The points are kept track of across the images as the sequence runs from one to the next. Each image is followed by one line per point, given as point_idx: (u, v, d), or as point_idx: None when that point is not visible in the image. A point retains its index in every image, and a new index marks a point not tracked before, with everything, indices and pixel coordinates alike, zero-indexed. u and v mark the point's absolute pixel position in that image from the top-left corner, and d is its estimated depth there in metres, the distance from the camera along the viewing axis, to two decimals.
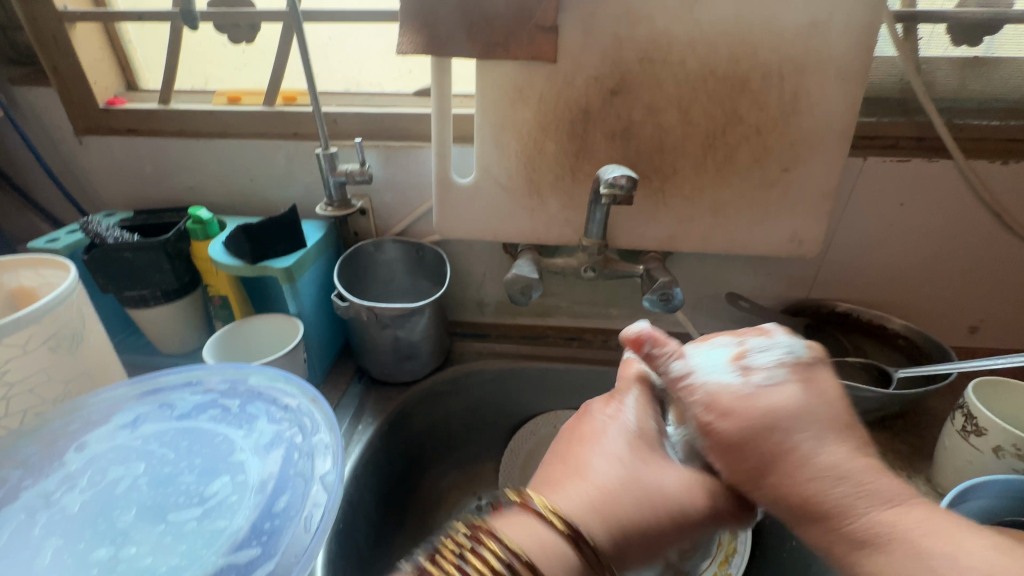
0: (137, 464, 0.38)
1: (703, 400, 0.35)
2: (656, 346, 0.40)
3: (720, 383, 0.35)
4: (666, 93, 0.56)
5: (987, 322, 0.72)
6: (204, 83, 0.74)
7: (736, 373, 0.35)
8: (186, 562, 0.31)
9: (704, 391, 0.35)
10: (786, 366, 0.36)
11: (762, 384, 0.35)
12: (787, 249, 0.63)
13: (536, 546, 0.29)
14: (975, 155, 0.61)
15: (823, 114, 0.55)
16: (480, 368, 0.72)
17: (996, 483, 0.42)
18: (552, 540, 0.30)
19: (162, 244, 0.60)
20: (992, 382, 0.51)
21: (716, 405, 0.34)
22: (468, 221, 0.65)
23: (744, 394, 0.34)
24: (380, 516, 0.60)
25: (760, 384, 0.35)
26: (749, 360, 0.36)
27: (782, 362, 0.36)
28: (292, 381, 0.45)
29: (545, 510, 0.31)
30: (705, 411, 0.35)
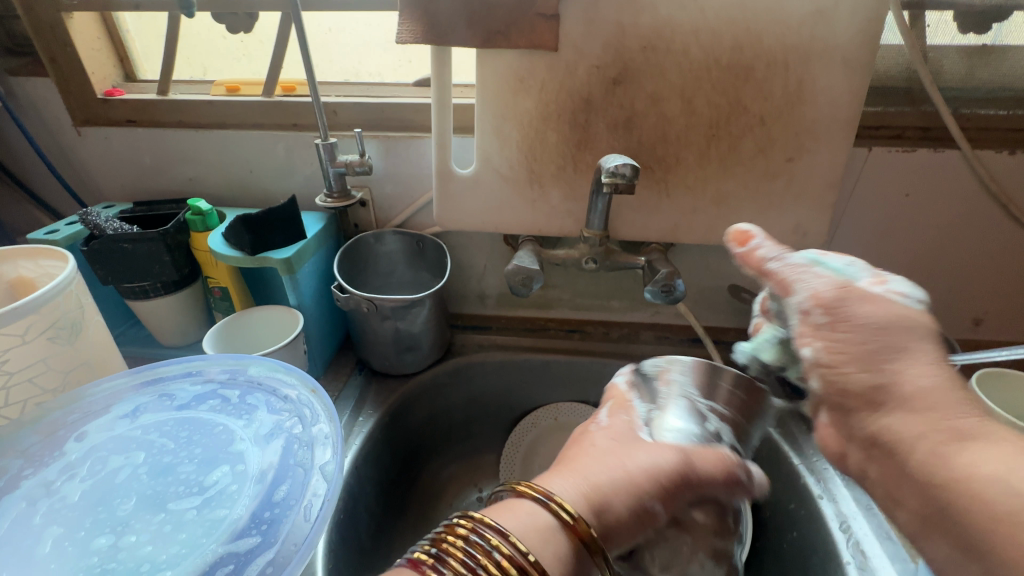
0: (137, 454, 0.38)
1: (839, 288, 0.34)
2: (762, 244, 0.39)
3: (849, 280, 0.34)
4: (670, 82, 0.55)
5: (991, 315, 0.72)
6: (202, 73, 0.73)
7: (870, 277, 0.35)
8: (185, 551, 0.31)
9: (814, 285, 0.34)
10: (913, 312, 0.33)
11: (899, 296, 0.33)
12: (791, 241, 0.63)
13: (527, 529, 0.31)
14: (982, 146, 0.60)
15: (828, 104, 0.55)
16: (481, 361, 0.71)
17: None
18: (543, 524, 0.32)
19: (162, 235, 0.59)
20: (996, 374, 0.51)
21: (830, 303, 0.33)
22: (469, 213, 0.64)
23: (886, 296, 0.33)
24: (381, 507, 0.60)
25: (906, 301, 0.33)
26: (891, 287, 0.34)
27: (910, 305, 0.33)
28: (292, 372, 0.45)
29: (539, 496, 0.33)
30: (835, 286, 0.34)
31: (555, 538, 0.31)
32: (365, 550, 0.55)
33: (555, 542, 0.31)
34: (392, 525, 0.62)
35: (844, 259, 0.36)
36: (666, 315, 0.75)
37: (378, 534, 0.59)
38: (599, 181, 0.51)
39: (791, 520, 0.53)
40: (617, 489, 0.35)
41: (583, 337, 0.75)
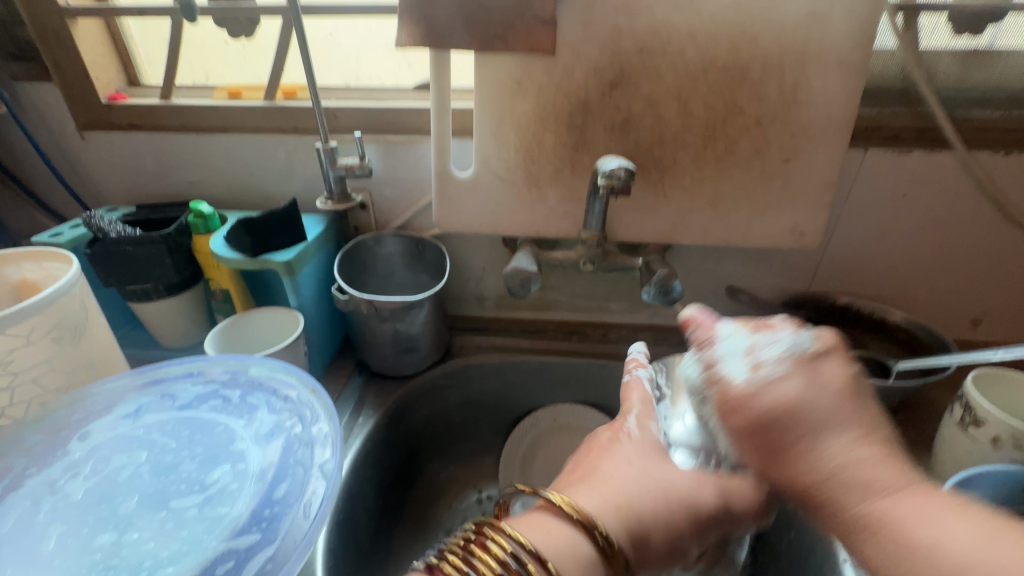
0: (139, 453, 0.38)
1: (751, 384, 0.33)
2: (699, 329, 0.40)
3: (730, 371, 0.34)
4: (665, 85, 0.56)
5: (989, 315, 0.72)
6: (204, 78, 0.74)
7: (750, 363, 0.34)
8: (186, 548, 0.32)
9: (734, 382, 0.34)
10: (790, 360, 0.33)
11: (768, 375, 0.33)
12: (788, 242, 0.63)
13: (548, 540, 0.31)
14: (978, 147, 0.60)
15: (822, 106, 0.55)
16: (480, 362, 0.72)
17: (994, 473, 0.43)
18: (564, 531, 0.32)
19: (164, 238, 0.60)
20: (991, 373, 0.51)
21: (727, 400, 0.33)
22: (468, 215, 0.65)
23: (748, 386, 0.33)
24: (380, 507, 0.61)
25: (769, 377, 0.33)
26: (759, 355, 0.34)
27: (787, 356, 0.33)
28: (292, 373, 0.45)
29: (562, 503, 0.33)
30: (740, 385, 0.33)
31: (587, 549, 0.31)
32: (364, 549, 0.56)
33: (583, 549, 0.31)
34: (391, 525, 0.63)
35: (746, 337, 0.36)
36: (664, 317, 0.76)
37: (378, 534, 0.59)
38: (596, 182, 0.52)
39: (788, 519, 0.53)
40: (641, 495, 0.35)
41: (581, 338, 0.75)
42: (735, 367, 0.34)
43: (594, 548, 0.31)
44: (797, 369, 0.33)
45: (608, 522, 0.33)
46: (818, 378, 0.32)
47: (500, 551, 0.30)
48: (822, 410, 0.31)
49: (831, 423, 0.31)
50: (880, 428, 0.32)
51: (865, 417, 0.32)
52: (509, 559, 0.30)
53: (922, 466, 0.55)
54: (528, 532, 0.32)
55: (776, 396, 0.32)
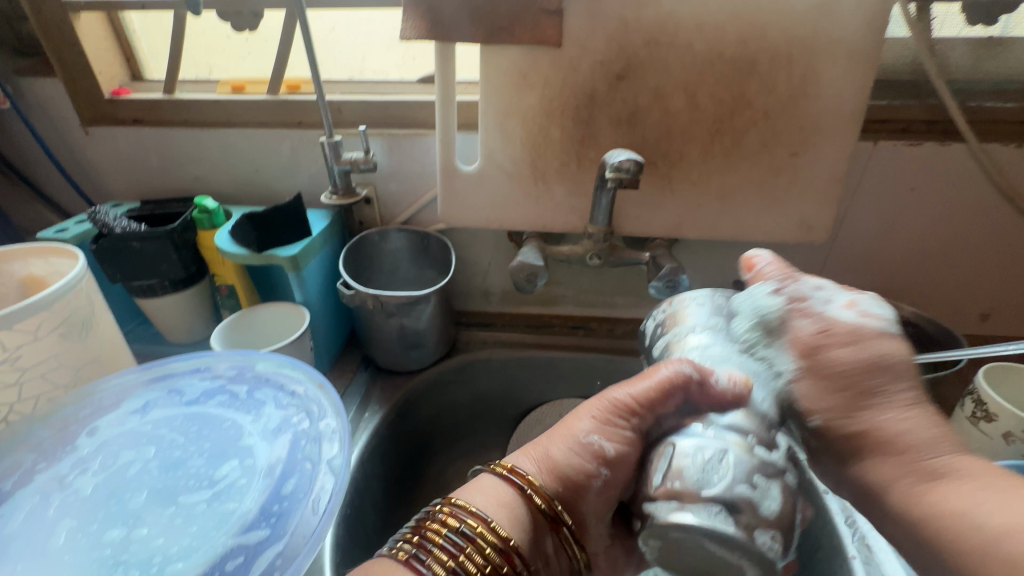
0: (147, 449, 0.38)
1: (818, 331, 0.35)
2: (764, 268, 0.40)
3: (830, 312, 0.35)
4: (673, 78, 0.55)
5: (999, 309, 0.72)
6: (207, 72, 0.73)
7: (795, 308, 0.36)
8: (196, 544, 0.32)
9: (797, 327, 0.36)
10: (854, 325, 0.34)
11: (868, 322, 0.34)
12: (796, 236, 0.62)
13: (491, 502, 0.34)
14: (990, 139, 0.60)
15: (832, 98, 0.55)
16: (486, 357, 0.72)
17: (1006, 469, 0.42)
18: (505, 493, 0.35)
19: (169, 233, 0.60)
20: (1004, 368, 0.50)
21: (798, 346, 0.35)
22: (473, 210, 0.64)
23: (856, 327, 0.34)
24: (387, 502, 0.61)
25: (829, 328, 0.35)
26: (820, 309, 0.35)
27: (847, 320, 0.34)
28: (299, 368, 0.45)
29: (503, 468, 0.36)
30: (813, 329, 0.35)
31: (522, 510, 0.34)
32: (372, 543, 0.56)
33: (515, 510, 0.34)
34: (398, 520, 0.63)
35: (768, 292, 0.38)
36: None
37: (385, 529, 0.60)
38: (603, 176, 0.51)
39: None
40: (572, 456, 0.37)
41: (587, 334, 0.75)
42: (840, 308, 0.35)
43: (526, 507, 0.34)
44: (855, 334, 0.34)
45: (540, 479, 0.35)
46: (865, 347, 0.34)
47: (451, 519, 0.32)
48: (881, 373, 0.33)
49: (873, 398, 0.33)
50: (908, 398, 0.33)
51: (893, 393, 0.33)
52: (457, 526, 0.31)
53: None
54: (474, 498, 0.34)
55: (843, 352, 0.34)
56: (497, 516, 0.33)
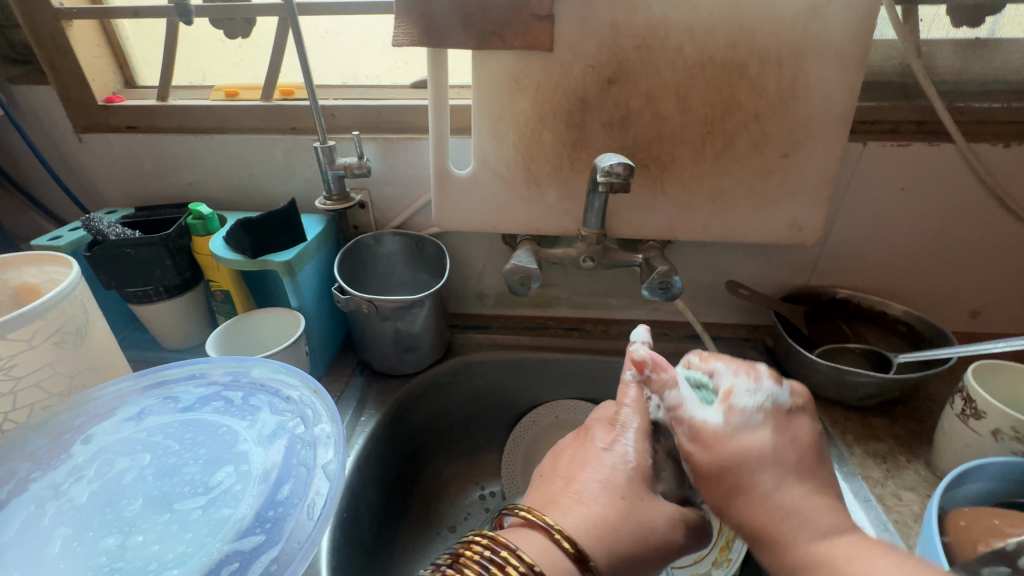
0: (142, 456, 0.38)
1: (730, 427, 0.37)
2: (656, 371, 0.42)
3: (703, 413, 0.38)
4: (664, 81, 0.56)
5: (989, 307, 0.72)
6: (201, 79, 0.74)
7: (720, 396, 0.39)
8: (192, 550, 0.32)
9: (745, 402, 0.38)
10: (765, 411, 0.38)
11: (739, 423, 0.37)
12: (787, 237, 0.63)
13: (536, 550, 0.32)
14: (977, 139, 0.60)
15: (821, 100, 0.55)
16: (481, 360, 0.72)
17: (994, 465, 0.43)
18: (547, 546, 0.33)
19: (164, 240, 0.60)
20: (992, 365, 0.51)
21: (700, 436, 0.37)
22: (467, 213, 0.65)
23: (722, 430, 0.37)
24: (385, 505, 0.61)
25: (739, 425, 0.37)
26: (735, 400, 0.38)
27: (761, 407, 0.38)
28: (294, 374, 0.45)
29: (549, 526, 0.33)
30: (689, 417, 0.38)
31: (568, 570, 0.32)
32: (369, 546, 0.56)
33: (567, 571, 0.32)
34: (394, 524, 0.63)
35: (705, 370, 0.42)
36: (665, 312, 0.76)
37: (381, 532, 0.60)
38: (595, 179, 0.52)
39: None
40: (623, 523, 0.34)
41: (582, 335, 0.75)
42: (712, 411, 0.38)
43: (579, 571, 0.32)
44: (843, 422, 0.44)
45: (582, 540, 0.33)
46: (789, 433, 0.37)
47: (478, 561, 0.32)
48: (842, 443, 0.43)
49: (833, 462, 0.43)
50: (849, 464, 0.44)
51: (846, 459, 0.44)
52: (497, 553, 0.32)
53: (923, 459, 0.55)
54: (517, 542, 0.33)
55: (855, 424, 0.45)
56: (540, 564, 0.31)
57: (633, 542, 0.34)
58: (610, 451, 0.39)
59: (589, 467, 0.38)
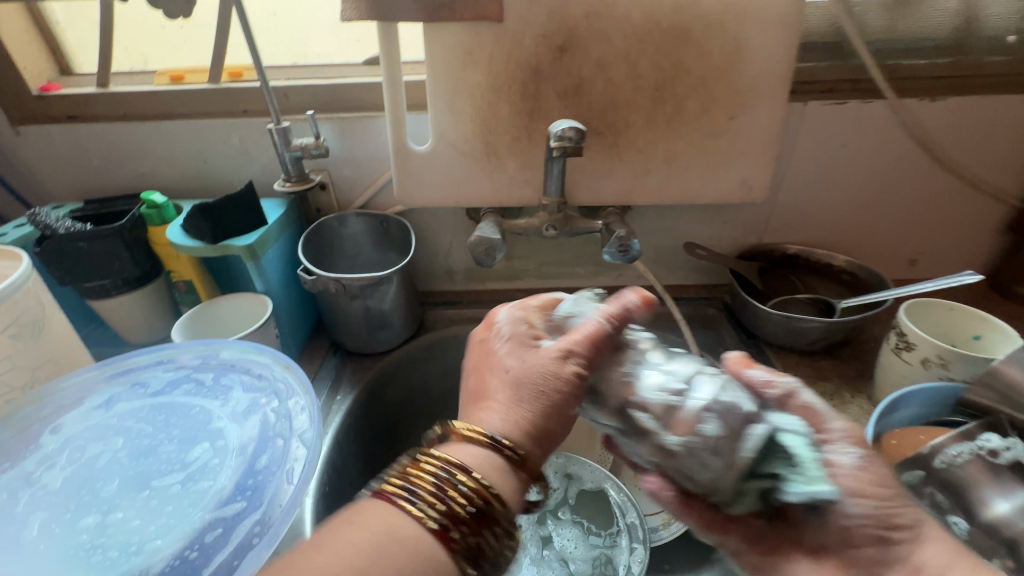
0: (115, 440, 0.39)
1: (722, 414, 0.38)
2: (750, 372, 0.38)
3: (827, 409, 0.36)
4: (614, 48, 0.57)
5: (924, 254, 0.78)
6: (143, 63, 0.71)
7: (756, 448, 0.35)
8: (173, 522, 0.33)
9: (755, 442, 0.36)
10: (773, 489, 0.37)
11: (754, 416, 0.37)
12: (739, 195, 0.66)
13: (475, 459, 0.33)
14: (908, 95, 0.64)
15: (763, 62, 0.58)
16: (454, 334, 0.74)
17: (922, 390, 0.47)
18: (480, 452, 0.34)
19: (117, 232, 0.58)
20: (922, 303, 0.55)
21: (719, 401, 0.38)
22: (430, 188, 0.65)
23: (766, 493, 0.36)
24: (367, 479, 0.63)
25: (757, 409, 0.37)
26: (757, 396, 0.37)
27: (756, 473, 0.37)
28: (264, 352, 0.46)
29: (468, 432, 0.35)
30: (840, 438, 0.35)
31: (502, 464, 0.34)
32: None
33: (499, 465, 0.34)
34: None
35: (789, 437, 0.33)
36: (630, 277, 0.79)
37: None
38: (551, 146, 0.53)
39: None
40: (524, 401, 0.37)
41: None
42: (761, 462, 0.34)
43: (507, 461, 0.34)
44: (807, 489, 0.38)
45: (508, 437, 0.35)
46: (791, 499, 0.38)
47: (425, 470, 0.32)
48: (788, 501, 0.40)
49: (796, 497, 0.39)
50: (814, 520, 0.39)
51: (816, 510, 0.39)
52: (446, 482, 0.31)
53: (867, 394, 0.60)
54: (451, 453, 0.34)
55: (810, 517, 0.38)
56: (484, 475, 0.33)
57: (540, 412, 0.36)
58: (496, 337, 0.41)
59: (486, 364, 0.41)
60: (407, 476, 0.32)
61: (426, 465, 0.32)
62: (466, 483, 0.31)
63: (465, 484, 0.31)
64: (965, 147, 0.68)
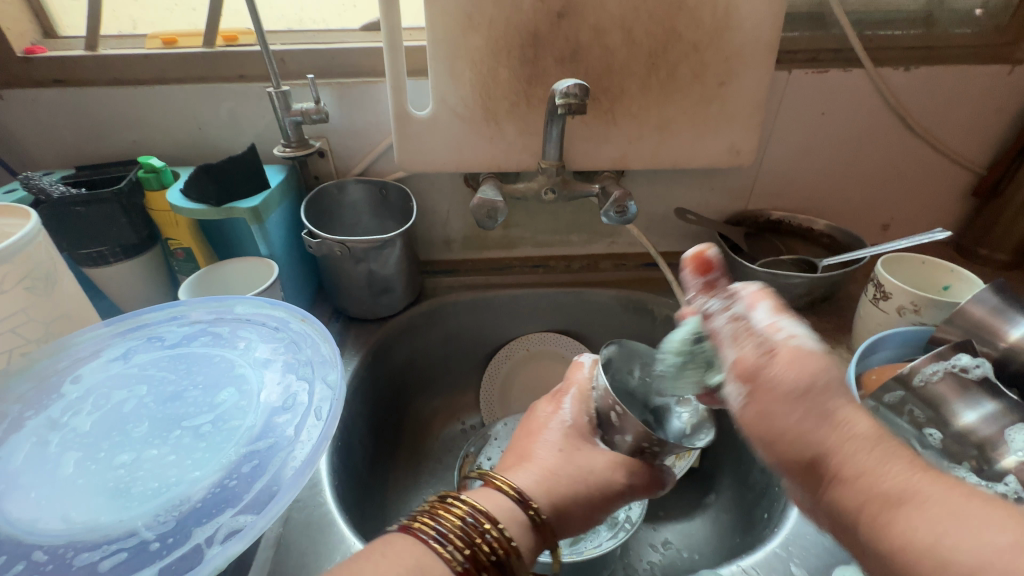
0: (139, 387, 0.39)
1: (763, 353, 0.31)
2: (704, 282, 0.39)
3: (758, 331, 0.32)
4: (610, 14, 0.59)
5: (896, 220, 0.83)
6: (132, 27, 0.69)
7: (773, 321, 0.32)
8: (209, 455, 0.34)
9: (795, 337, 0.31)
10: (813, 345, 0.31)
11: (795, 341, 0.31)
12: (727, 161, 0.69)
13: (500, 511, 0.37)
14: (884, 64, 0.68)
15: (750, 31, 0.60)
16: (454, 300, 0.75)
17: (898, 333, 0.51)
18: (507, 504, 0.38)
19: (116, 195, 0.59)
20: (897, 257, 0.59)
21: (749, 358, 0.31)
22: (430, 154, 0.66)
23: (790, 349, 0.31)
24: (375, 440, 0.65)
25: (790, 335, 0.31)
26: (776, 319, 0.32)
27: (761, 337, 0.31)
28: (278, 307, 0.47)
29: (502, 484, 0.39)
30: (756, 352, 0.31)
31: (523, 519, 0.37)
32: (364, 474, 0.60)
33: (519, 518, 0.37)
34: (386, 457, 0.66)
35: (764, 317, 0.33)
36: (622, 244, 0.81)
37: (374, 465, 0.63)
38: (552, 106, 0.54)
39: None
40: (568, 481, 0.41)
41: (546, 271, 0.80)
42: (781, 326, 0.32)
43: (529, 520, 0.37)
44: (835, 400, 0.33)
45: (537, 497, 0.39)
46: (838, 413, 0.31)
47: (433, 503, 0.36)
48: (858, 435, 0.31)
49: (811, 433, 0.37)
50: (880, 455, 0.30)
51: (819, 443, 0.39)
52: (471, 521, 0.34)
53: (845, 345, 0.64)
54: (481, 500, 0.37)
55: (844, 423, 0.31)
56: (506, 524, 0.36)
57: (572, 484, 0.41)
58: (554, 416, 0.47)
59: (537, 431, 0.47)
60: (435, 514, 0.35)
61: (455, 509, 0.35)
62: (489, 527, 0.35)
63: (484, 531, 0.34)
64: (935, 115, 0.72)
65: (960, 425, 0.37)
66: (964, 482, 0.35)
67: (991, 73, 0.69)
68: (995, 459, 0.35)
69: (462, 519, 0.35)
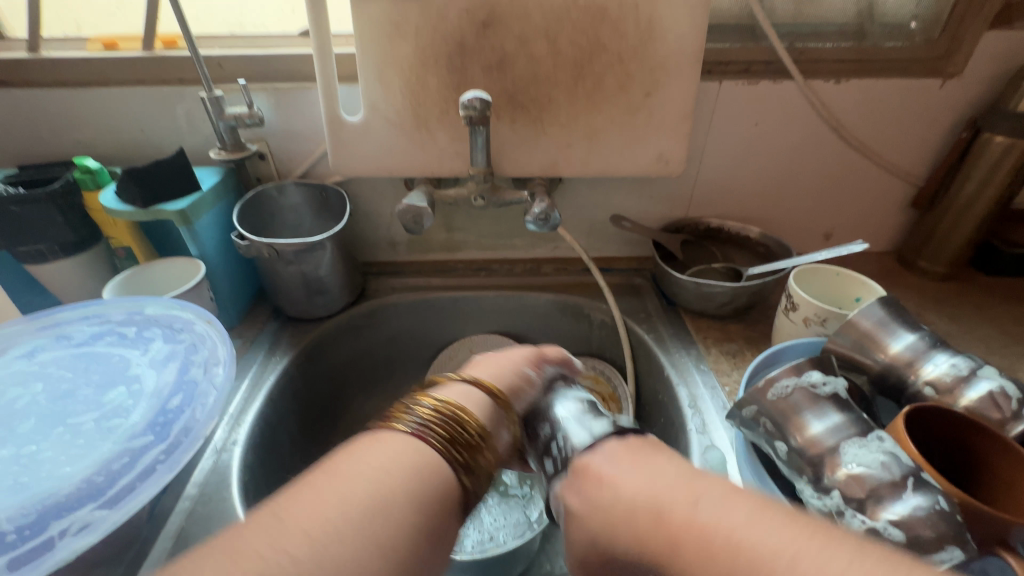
0: (36, 384, 0.41)
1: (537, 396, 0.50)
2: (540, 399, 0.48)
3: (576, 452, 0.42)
4: (534, 25, 0.60)
5: (839, 228, 0.83)
6: (76, 31, 0.71)
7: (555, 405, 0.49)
8: (84, 452, 0.36)
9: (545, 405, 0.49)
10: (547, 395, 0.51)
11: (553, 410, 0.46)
12: (657, 169, 0.70)
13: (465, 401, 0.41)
14: (816, 77, 0.68)
15: (674, 42, 0.61)
16: (394, 302, 0.77)
17: (798, 345, 0.53)
18: (467, 399, 0.41)
19: (50, 196, 0.60)
20: (810, 268, 0.60)
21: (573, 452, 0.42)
22: (365, 159, 0.68)
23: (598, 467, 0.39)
24: (304, 437, 0.66)
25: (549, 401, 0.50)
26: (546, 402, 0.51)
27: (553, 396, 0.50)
28: (188, 308, 0.49)
29: (476, 381, 0.43)
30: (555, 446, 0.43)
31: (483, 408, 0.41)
32: (287, 470, 0.62)
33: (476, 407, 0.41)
34: (316, 453, 0.68)
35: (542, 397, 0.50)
36: (564, 248, 0.83)
37: (303, 460, 0.65)
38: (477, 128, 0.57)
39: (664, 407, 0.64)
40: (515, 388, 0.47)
41: (489, 274, 0.82)
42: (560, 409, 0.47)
43: (462, 465, 0.35)
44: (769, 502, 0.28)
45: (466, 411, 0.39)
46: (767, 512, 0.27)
47: (426, 409, 0.37)
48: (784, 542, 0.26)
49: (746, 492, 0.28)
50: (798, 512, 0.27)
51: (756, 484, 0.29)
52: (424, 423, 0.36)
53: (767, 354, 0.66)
54: (449, 393, 0.41)
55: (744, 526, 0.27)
56: (463, 421, 0.38)
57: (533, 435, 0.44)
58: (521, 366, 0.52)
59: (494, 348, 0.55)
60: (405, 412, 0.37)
61: (417, 411, 0.37)
62: (430, 422, 0.36)
63: (435, 428, 0.36)
64: (869, 128, 0.73)
65: (806, 436, 0.39)
66: (804, 493, 0.38)
67: (923, 87, 0.69)
68: (831, 470, 0.37)
69: (424, 416, 0.37)
